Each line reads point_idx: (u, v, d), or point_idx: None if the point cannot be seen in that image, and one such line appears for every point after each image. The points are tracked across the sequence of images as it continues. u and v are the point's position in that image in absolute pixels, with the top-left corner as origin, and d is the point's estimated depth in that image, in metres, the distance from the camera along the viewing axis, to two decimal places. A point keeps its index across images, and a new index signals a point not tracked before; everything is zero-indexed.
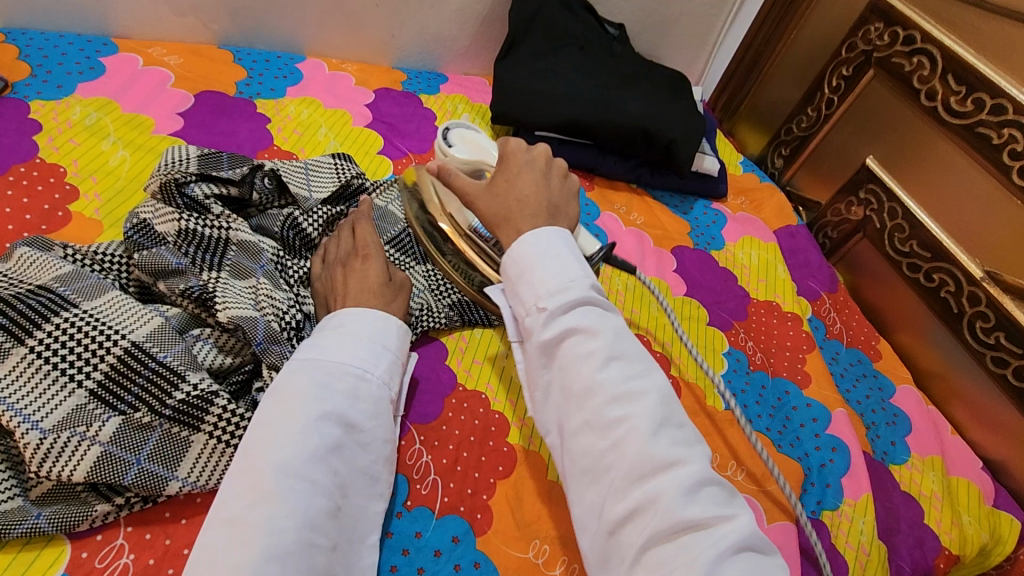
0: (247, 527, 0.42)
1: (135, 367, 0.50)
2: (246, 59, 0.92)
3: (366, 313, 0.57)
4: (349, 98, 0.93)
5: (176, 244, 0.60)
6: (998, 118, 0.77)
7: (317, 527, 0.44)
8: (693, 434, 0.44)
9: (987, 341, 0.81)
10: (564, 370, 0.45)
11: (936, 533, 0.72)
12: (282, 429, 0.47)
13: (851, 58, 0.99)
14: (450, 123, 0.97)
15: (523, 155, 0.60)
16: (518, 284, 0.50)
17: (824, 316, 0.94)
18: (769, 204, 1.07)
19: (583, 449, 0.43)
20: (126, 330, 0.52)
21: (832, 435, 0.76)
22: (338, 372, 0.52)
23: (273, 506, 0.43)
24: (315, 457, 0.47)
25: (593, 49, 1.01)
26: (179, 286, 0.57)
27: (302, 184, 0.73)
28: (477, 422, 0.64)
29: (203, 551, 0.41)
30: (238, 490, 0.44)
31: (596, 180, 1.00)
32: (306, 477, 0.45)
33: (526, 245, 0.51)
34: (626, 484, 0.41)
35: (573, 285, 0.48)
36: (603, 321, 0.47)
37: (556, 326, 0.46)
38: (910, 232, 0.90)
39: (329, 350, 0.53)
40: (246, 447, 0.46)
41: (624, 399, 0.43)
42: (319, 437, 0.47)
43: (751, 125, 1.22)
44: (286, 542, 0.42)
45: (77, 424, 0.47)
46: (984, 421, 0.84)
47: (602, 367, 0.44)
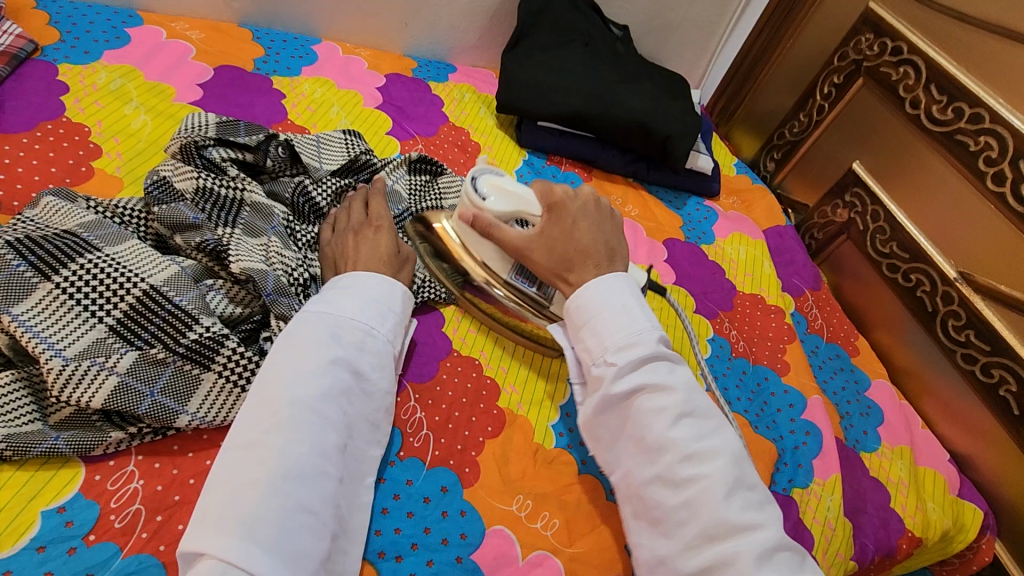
0: (265, 451, 0.46)
1: (153, 308, 0.54)
2: (265, 38, 0.96)
3: (371, 276, 0.61)
4: (362, 80, 0.97)
5: (194, 201, 0.63)
6: (975, 127, 0.81)
7: (327, 457, 0.48)
8: (763, 495, 0.50)
9: (957, 338, 0.85)
10: (637, 423, 0.52)
11: (901, 515, 0.76)
12: (297, 369, 0.50)
13: (842, 66, 1.04)
14: (457, 110, 1.01)
15: (574, 202, 0.66)
16: (588, 335, 0.57)
17: (807, 312, 0.97)
18: (759, 205, 1.12)
19: (655, 500, 0.50)
20: (145, 274, 0.55)
21: (807, 419, 0.80)
22: (348, 326, 0.56)
23: (288, 435, 0.47)
24: (328, 396, 0.50)
25: (597, 47, 1.05)
26: (195, 239, 0.60)
27: (313, 156, 0.76)
28: (470, 385, 0.68)
29: (223, 470, 0.45)
30: (256, 420, 0.47)
31: (594, 172, 1.04)
32: (318, 411, 0.49)
33: (592, 294, 0.58)
34: (700, 541, 0.47)
35: (641, 341, 0.54)
36: (673, 377, 0.53)
37: (626, 381, 0.53)
38: (891, 234, 0.94)
39: (343, 307, 0.57)
40: (262, 382, 0.50)
41: (696, 459, 0.49)
42: (331, 379, 0.51)
43: (745, 130, 1.26)
44: (300, 466, 0.46)
45: (97, 355, 0.50)
46: (953, 416, 0.87)
47: (673, 424, 0.51)
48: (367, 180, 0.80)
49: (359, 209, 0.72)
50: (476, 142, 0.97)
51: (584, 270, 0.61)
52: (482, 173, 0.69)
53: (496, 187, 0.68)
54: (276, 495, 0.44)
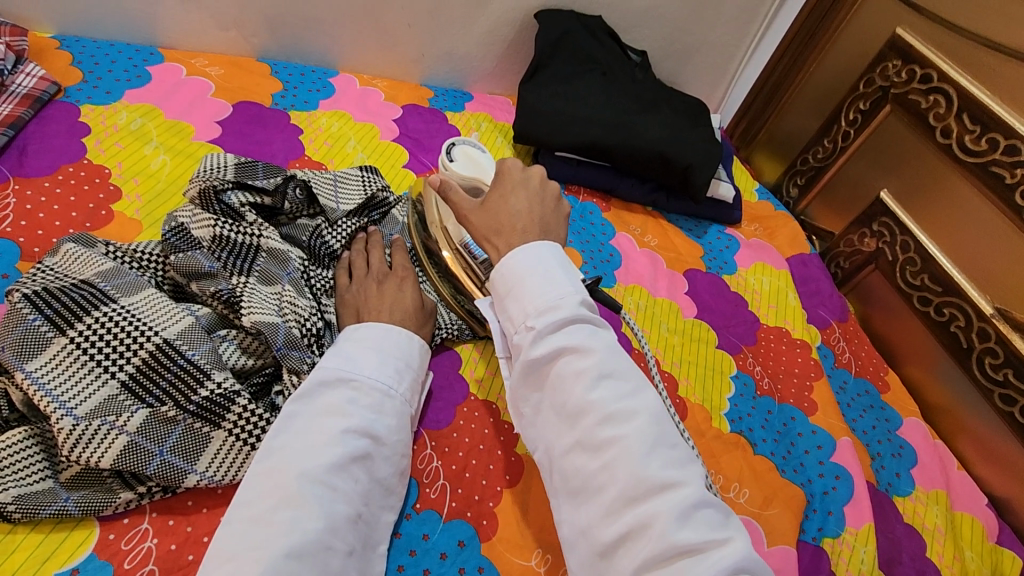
0: (272, 526, 0.45)
1: (164, 363, 0.53)
2: (283, 72, 0.96)
3: (388, 331, 0.60)
4: (378, 113, 0.97)
5: (210, 249, 0.63)
6: (1011, 159, 0.78)
7: (335, 530, 0.47)
8: (686, 454, 0.45)
9: (995, 377, 0.82)
10: (556, 389, 0.48)
11: (939, 566, 0.73)
12: (311, 439, 0.50)
13: (868, 92, 1.01)
14: (474, 141, 1.00)
15: (518, 173, 0.64)
16: (509, 300, 0.52)
17: (834, 345, 0.94)
18: (783, 231, 1.09)
19: (575, 468, 0.46)
20: (159, 327, 0.55)
21: (836, 463, 0.77)
22: (364, 387, 0.55)
23: (296, 506, 0.46)
24: (338, 466, 0.49)
25: (615, 74, 1.03)
26: (210, 288, 0.60)
27: (330, 196, 0.76)
28: (487, 431, 0.66)
29: (223, 547, 0.44)
30: (260, 492, 0.47)
31: (613, 202, 1.02)
32: (327, 483, 0.48)
33: (513, 259, 0.53)
34: (618, 507, 0.42)
35: (562, 304, 0.50)
36: (594, 339, 0.49)
37: (546, 345, 0.49)
38: (922, 266, 0.91)
39: (360, 364, 0.56)
40: (273, 446, 0.49)
41: (615, 419, 0.45)
42: (345, 448, 0.50)
43: (768, 154, 1.23)
44: (305, 543, 0.45)
45: (108, 413, 0.50)
46: (991, 458, 0.84)
47: (591, 386, 0.46)
48: (380, 218, 0.81)
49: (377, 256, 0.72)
50: None
51: (513, 233, 0.58)
52: (458, 144, 0.84)
53: (467, 155, 0.82)
54: (280, 572, 0.42)
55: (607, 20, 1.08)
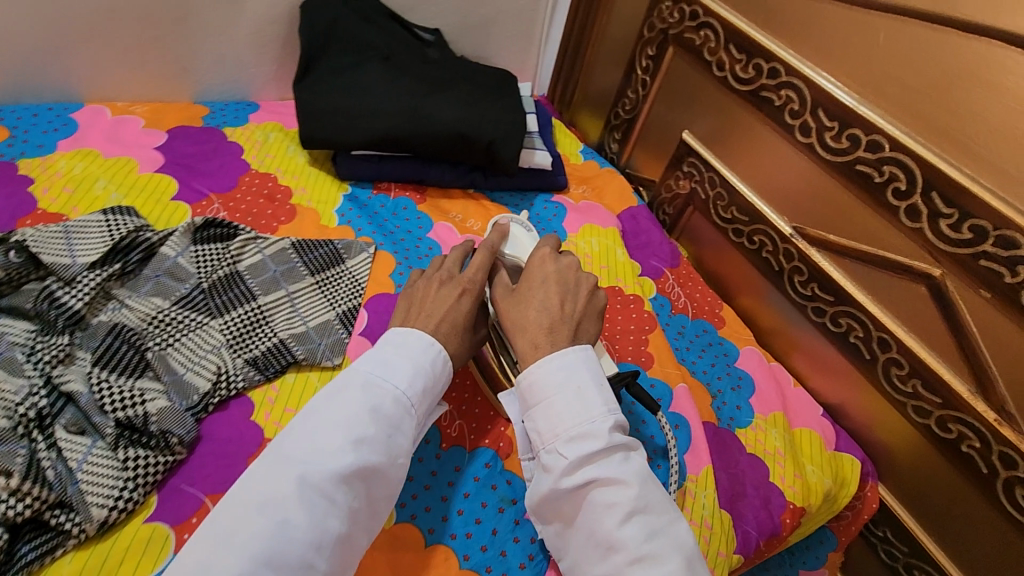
0: (255, 525, 0.46)
1: None
2: (8, 117, 0.83)
3: (432, 346, 0.59)
4: (136, 142, 0.85)
5: None
6: (775, 81, 0.80)
7: (320, 549, 0.47)
8: None
9: (805, 293, 0.84)
10: (587, 516, 0.53)
11: (781, 488, 0.74)
12: (323, 442, 0.50)
13: (652, 38, 1.01)
14: (260, 154, 0.91)
15: (551, 264, 0.68)
16: (538, 413, 0.57)
17: (669, 293, 0.95)
18: (609, 188, 1.08)
19: None
20: None
21: (675, 412, 0.76)
22: (384, 394, 0.55)
23: (287, 513, 0.47)
24: (341, 480, 0.49)
25: (401, 58, 0.96)
26: None
27: (62, 250, 0.66)
28: None
29: (219, 529, 0.46)
30: (263, 483, 0.49)
31: (428, 191, 0.97)
32: (326, 494, 0.49)
33: (547, 372, 0.57)
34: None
35: (594, 432, 0.54)
36: (628, 471, 0.53)
37: (576, 476, 0.53)
38: (729, 200, 0.92)
39: (395, 373, 0.56)
40: (279, 446, 0.51)
41: (648, 562, 0.50)
42: (357, 460, 0.50)
43: (586, 111, 1.22)
44: (281, 551, 0.46)
45: None
46: (821, 369, 0.86)
47: (623, 523, 0.51)
48: (141, 260, 0.69)
49: None
50: (285, 186, 0.89)
51: (536, 331, 0.61)
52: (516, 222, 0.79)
53: (518, 236, 0.76)
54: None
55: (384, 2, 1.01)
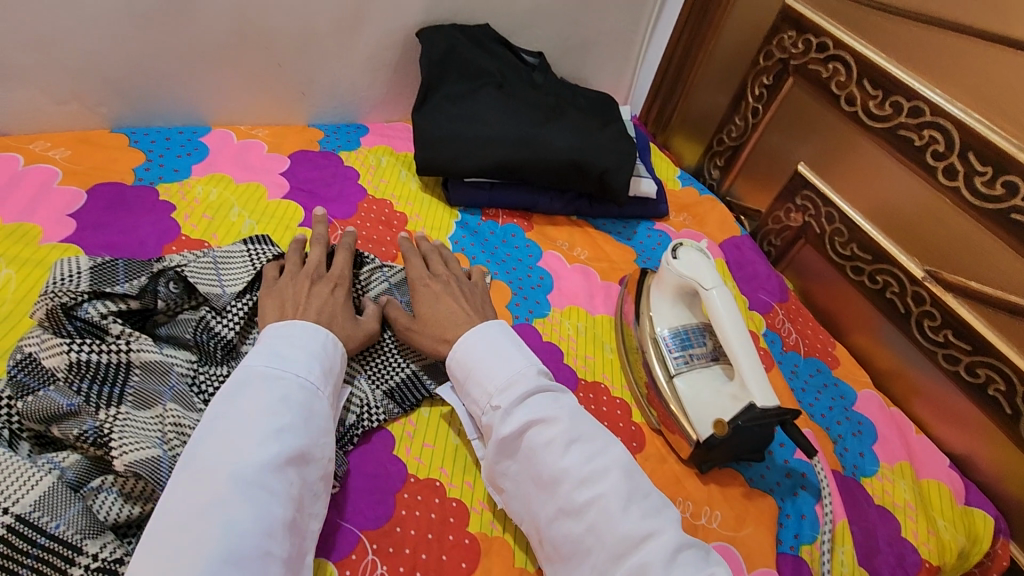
0: (200, 532, 0.44)
1: (20, 548, 0.43)
2: (144, 140, 0.86)
3: (318, 330, 0.60)
4: (262, 168, 0.87)
5: (68, 381, 0.54)
6: (916, 120, 0.77)
7: (273, 535, 0.46)
8: (659, 502, 0.54)
9: (936, 339, 0.81)
10: (533, 460, 0.56)
11: (915, 544, 0.72)
12: (239, 438, 0.48)
13: (769, 66, 0.99)
14: (375, 179, 0.92)
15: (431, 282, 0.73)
16: (469, 384, 0.62)
17: (780, 329, 0.93)
18: (711, 217, 1.06)
19: (564, 535, 0.53)
20: (10, 500, 0.45)
21: (800, 459, 0.75)
22: (292, 383, 0.54)
23: (228, 511, 0.45)
24: (274, 467, 0.48)
25: (512, 85, 0.97)
26: (72, 431, 0.51)
27: (213, 279, 0.66)
28: (434, 516, 0.60)
29: (158, 557, 0.43)
30: (189, 495, 0.46)
31: (534, 218, 0.97)
32: (263, 486, 0.47)
33: (467, 347, 0.63)
34: (611, 564, 0.50)
35: (520, 379, 0.60)
36: (557, 408, 0.58)
37: (512, 421, 0.57)
38: (849, 236, 0.89)
39: (292, 359, 0.56)
40: (192, 458, 0.48)
41: (590, 481, 0.53)
42: (281, 448, 0.49)
43: (683, 135, 1.21)
44: (242, 547, 0.44)
45: None
46: (946, 417, 0.83)
47: (564, 453, 0.55)
48: None
49: (318, 255, 0.71)
50: (400, 213, 0.89)
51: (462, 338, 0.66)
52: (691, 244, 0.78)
53: (695, 258, 0.76)
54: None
55: (494, 27, 1.01)
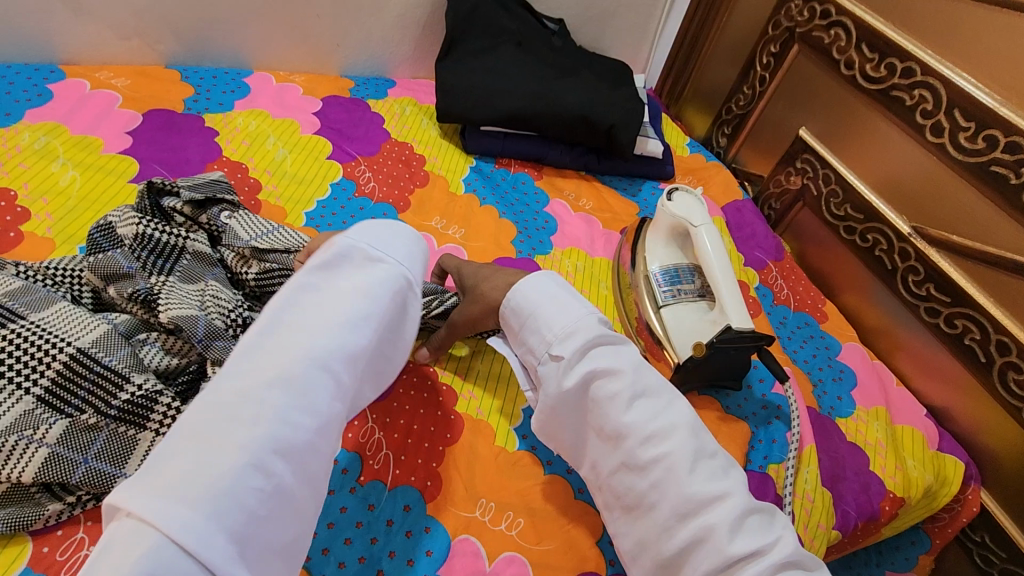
0: (253, 410, 0.34)
1: (80, 372, 0.53)
2: (194, 77, 0.95)
3: (419, 237, 0.51)
4: (297, 107, 0.96)
5: (131, 248, 0.62)
6: (909, 81, 0.81)
7: (324, 438, 0.38)
8: (725, 462, 0.53)
9: (919, 293, 0.85)
10: (596, 414, 0.54)
11: (882, 477, 0.76)
12: (322, 316, 0.40)
13: (776, 35, 1.03)
14: (398, 125, 1.00)
15: None
16: (525, 333, 0.60)
17: (772, 283, 0.97)
18: (715, 180, 1.11)
19: (625, 486, 0.53)
20: (73, 337, 0.54)
21: (777, 394, 0.80)
22: (392, 273, 0.45)
23: (290, 395, 0.36)
24: (345, 358, 0.40)
25: (531, 44, 1.04)
26: (128, 289, 0.59)
27: (250, 231, 0.68)
28: (427, 395, 0.68)
29: (199, 422, 0.33)
30: (256, 365, 0.36)
31: (545, 170, 1.03)
32: (331, 375, 0.38)
33: (523, 294, 0.61)
34: (674, 522, 0.49)
35: (581, 328, 0.57)
36: (621, 359, 0.56)
37: (576, 373, 0.55)
38: (843, 197, 0.93)
39: (400, 250, 0.47)
40: (277, 321, 0.39)
41: (656, 439, 0.51)
42: (360, 339, 0.41)
43: (695, 107, 1.26)
44: (294, 440, 0.35)
45: (25, 428, 0.49)
46: (927, 371, 0.87)
47: (628, 408, 0.53)
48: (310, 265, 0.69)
49: None
50: (420, 155, 0.97)
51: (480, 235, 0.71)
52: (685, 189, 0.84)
53: (689, 201, 0.81)
54: (256, 474, 0.33)
55: None
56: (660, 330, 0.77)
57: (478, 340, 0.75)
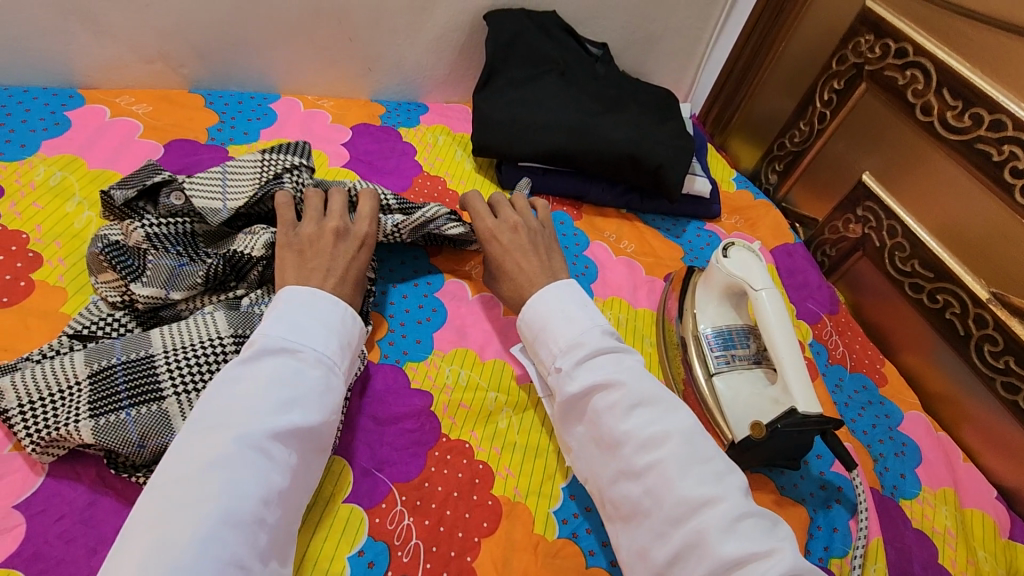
0: (201, 492, 0.44)
1: (172, 369, 0.55)
2: (218, 102, 0.90)
3: (338, 305, 0.58)
4: (325, 137, 0.90)
5: (158, 251, 0.63)
6: (997, 135, 0.74)
7: (267, 504, 0.46)
8: (723, 468, 0.52)
9: (996, 365, 0.78)
10: (595, 421, 0.56)
11: (952, 573, 0.69)
12: (247, 405, 0.48)
13: (841, 71, 0.96)
14: (431, 157, 0.94)
15: (504, 235, 0.71)
16: (538, 344, 0.63)
17: (826, 340, 0.90)
18: (765, 221, 1.04)
19: (623, 495, 0.53)
20: (147, 347, 0.56)
21: (837, 472, 0.73)
22: (306, 355, 0.53)
23: (228, 474, 0.45)
24: (275, 436, 0.48)
25: (574, 73, 0.97)
26: (186, 285, 0.61)
27: (215, 194, 0.67)
28: (461, 475, 0.62)
29: (153, 510, 0.43)
30: (193, 451, 0.46)
31: (584, 208, 0.97)
32: (264, 451, 0.47)
33: (538, 306, 0.63)
34: (667, 528, 0.50)
35: (584, 341, 0.59)
36: (620, 370, 0.57)
37: (580, 382, 0.57)
38: (911, 252, 0.86)
39: (308, 337, 0.54)
40: (208, 412, 0.48)
41: (650, 445, 0.53)
42: (286, 418, 0.49)
43: (743, 138, 1.19)
44: (239, 511, 0.44)
45: (167, 426, 0.53)
46: (998, 448, 0.80)
47: (626, 415, 0.54)
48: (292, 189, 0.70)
49: (340, 203, 0.67)
50: (453, 190, 0.91)
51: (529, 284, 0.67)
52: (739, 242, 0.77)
53: (747, 257, 0.74)
54: (213, 545, 0.42)
55: (560, 14, 1.01)
56: (713, 403, 0.71)
57: (518, 408, 0.69)
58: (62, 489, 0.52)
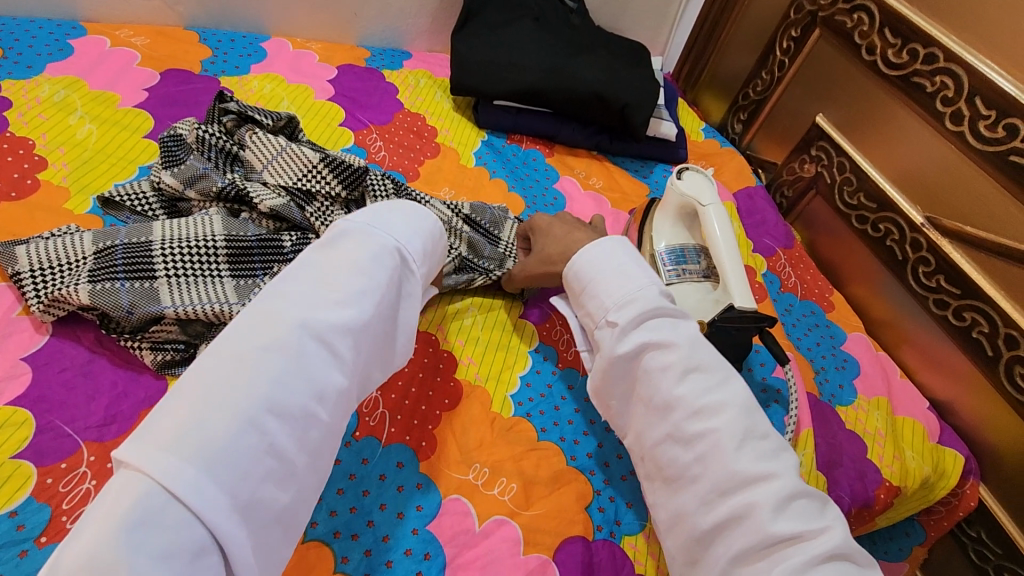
0: (252, 367, 0.36)
1: (164, 252, 0.61)
2: (212, 39, 0.96)
3: (427, 216, 0.54)
4: (312, 74, 0.96)
5: (200, 152, 0.71)
6: (930, 67, 0.80)
7: (324, 400, 0.39)
8: (777, 445, 0.49)
9: (928, 285, 0.84)
10: (645, 382, 0.54)
11: (878, 466, 0.75)
12: (322, 289, 0.42)
13: (798, 19, 1.02)
14: (412, 96, 1.00)
15: None
16: (588, 298, 0.61)
17: (779, 271, 0.96)
18: (729, 166, 1.10)
19: (669, 459, 0.51)
20: (147, 235, 0.62)
21: (777, 378, 0.79)
22: (388, 249, 0.47)
23: (287, 355, 0.37)
24: (343, 328, 0.41)
25: (549, 20, 1.03)
26: (208, 187, 0.68)
27: (264, 160, 0.73)
28: (426, 360, 0.68)
29: (194, 382, 0.35)
30: (252, 327, 0.38)
31: (556, 148, 1.03)
32: (329, 344, 0.40)
33: (589, 261, 0.62)
34: (714, 496, 0.47)
35: (640, 298, 0.57)
36: (677, 332, 0.54)
37: (631, 340, 0.55)
38: (858, 185, 0.92)
39: (396, 232, 0.49)
40: (276, 289, 0.41)
41: (705, 413, 0.49)
42: (356, 310, 0.42)
43: (712, 93, 1.25)
44: (291, 402, 0.37)
45: (154, 300, 0.58)
46: (932, 365, 0.86)
47: (679, 380, 0.51)
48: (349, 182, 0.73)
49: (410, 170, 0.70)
50: (432, 126, 0.97)
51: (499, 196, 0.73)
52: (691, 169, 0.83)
53: (699, 179, 0.81)
54: (252, 431, 0.34)
55: None
56: None
57: (482, 309, 0.75)
58: (64, 347, 0.58)
